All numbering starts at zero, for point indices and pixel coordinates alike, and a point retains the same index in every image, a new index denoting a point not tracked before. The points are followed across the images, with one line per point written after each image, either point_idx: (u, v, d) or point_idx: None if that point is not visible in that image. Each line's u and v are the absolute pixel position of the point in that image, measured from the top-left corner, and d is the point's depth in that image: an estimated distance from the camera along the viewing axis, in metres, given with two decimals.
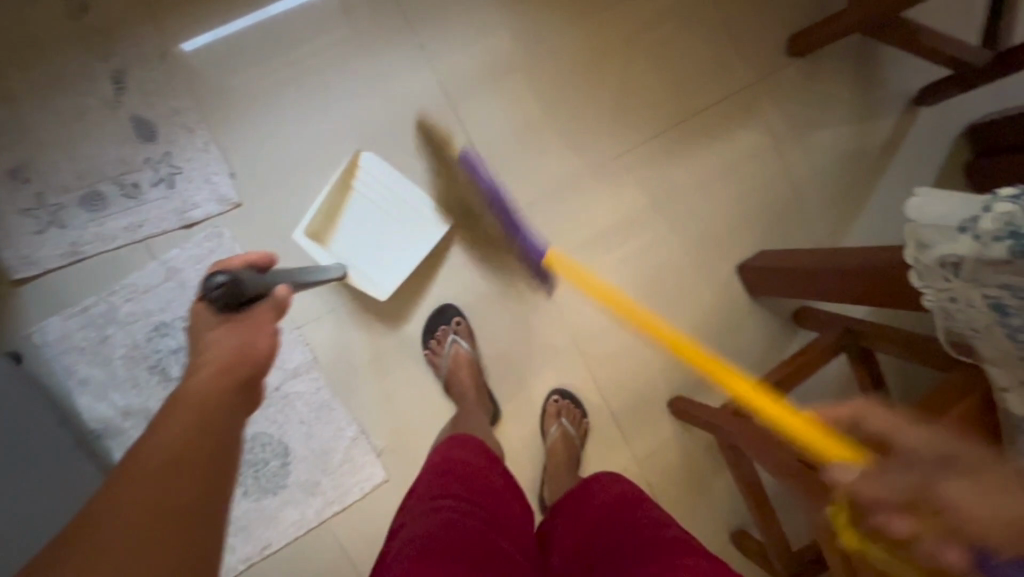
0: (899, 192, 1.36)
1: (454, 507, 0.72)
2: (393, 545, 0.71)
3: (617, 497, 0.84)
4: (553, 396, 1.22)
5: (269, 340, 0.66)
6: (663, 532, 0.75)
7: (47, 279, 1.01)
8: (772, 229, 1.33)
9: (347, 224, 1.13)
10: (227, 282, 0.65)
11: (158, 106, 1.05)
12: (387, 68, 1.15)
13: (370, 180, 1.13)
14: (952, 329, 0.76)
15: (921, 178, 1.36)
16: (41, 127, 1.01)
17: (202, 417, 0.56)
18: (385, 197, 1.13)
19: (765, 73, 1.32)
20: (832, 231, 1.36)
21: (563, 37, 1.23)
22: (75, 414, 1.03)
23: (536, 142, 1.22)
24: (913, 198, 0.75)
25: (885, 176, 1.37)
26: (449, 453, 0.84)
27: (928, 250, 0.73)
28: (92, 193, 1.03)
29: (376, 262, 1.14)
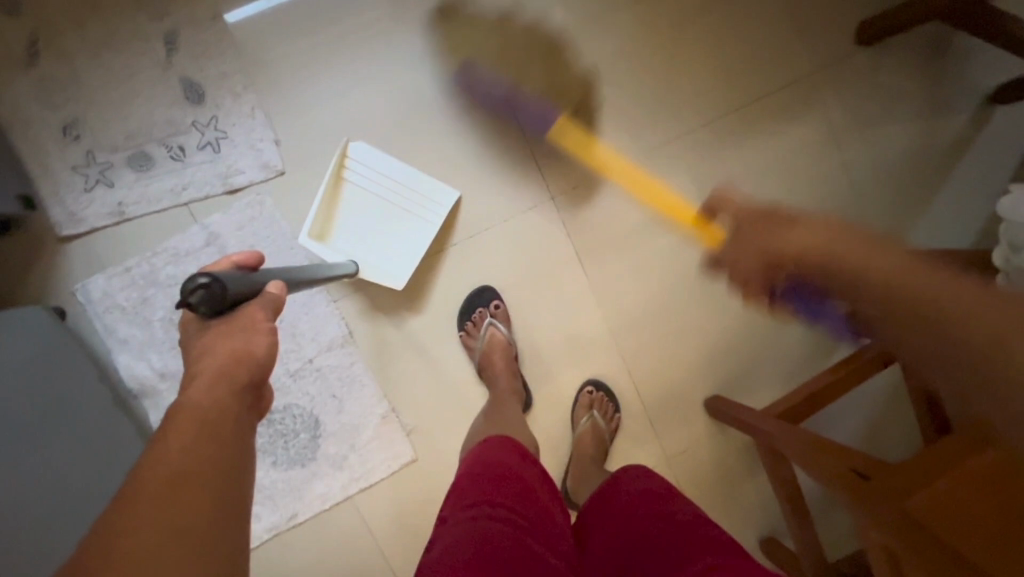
0: (967, 195, 1.28)
1: (495, 512, 0.70)
2: (431, 555, 0.68)
3: (657, 493, 0.80)
4: (586, 386, 1.19)
5: (265, 340, 0.61)
6: (707, 531, 0.72)
7: (93, 237, 1.02)
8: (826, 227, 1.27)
9: (346, 218, 1.10)
10: (214, 284, 0.60)
11: (208, 69, 1.04)
12: (437, 39, 1.12)
13: (362, 168, 1.08)
14: None
15: (991, 181, 1.28)
16: (93, 84, 1.01)
17: (203, 424, 0.52)
18: (376, 182, 1.09)
19: (831, 61, 1.25)
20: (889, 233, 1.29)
21: (618, 14, 1.18)
22: (114, 373, 1.03)
23: (584, 124, 1.18)
24: (1005, 196, 0.70)
25: (953, 177, 1.29)
26: (482, 455, 0.82)
27: (1020, 252, 0.67)
28: (139, 154, 1.03)
29: (385, 252, 1.11)
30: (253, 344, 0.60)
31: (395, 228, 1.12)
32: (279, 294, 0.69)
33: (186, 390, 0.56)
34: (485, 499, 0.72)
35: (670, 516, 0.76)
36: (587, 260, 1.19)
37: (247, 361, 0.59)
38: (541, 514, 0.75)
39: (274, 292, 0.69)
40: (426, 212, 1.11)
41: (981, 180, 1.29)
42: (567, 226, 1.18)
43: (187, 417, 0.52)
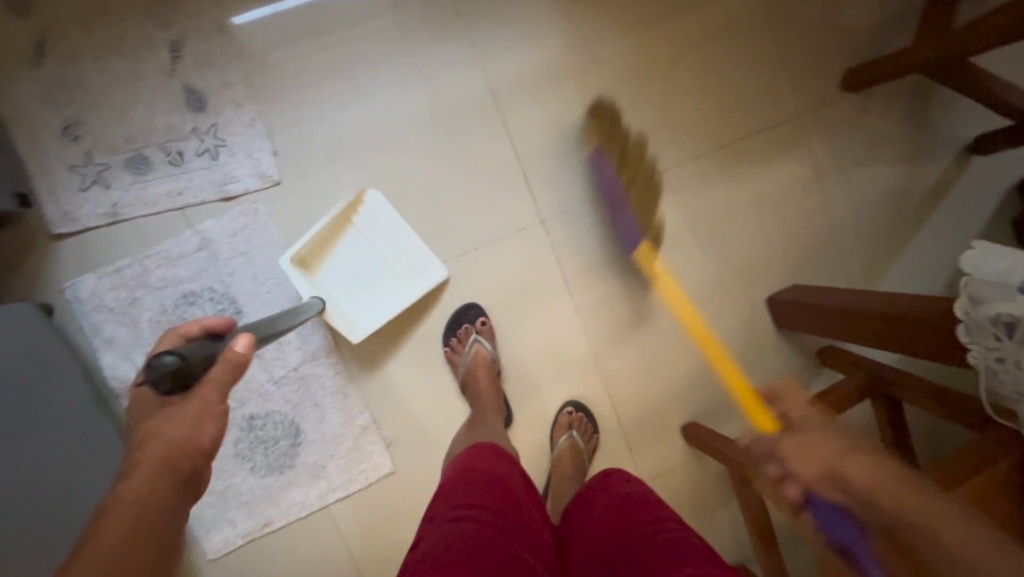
0: (942, 238, 1.33)
1: (478, 514, 0.72)
2: (415, 554, 0.70)
3: (628, 504, 0.82)
4: (566, 407, 1.21)
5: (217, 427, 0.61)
6: (678, 539, 0.73)
7: (85, 236, 1.03)
8: (806, 263, 1.31)
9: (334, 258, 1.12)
10: (174, 362, 0.59)
11: (211, 78, 1.06)
12: (438, 61, 1.15)
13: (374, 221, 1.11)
14: (995, 389, 0.74)
15: (966, 227, 1.33)
16: (96, 87, 1.03)
17: (144, 515, 0.53)
18: (378, 237, 1.12)
19: (818, 104, 1.29)
20: (866, 273, 1.33)
21: (615, 48, 1.22)
22: (97, 372, 1.04)
23: (578, 150, 1.21)
24: (968, 251, 0.74)
25: (931, 221, 1.34)
26: (469, 462, 0.83)
27: (979, 305, 0.70)
28: (136, 157, 1.04)
29: (362, 298, 1.13)
30: (200, 429, 0.60)
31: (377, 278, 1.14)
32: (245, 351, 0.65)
33: (132, 463, 0.57)
34: (468, 504, 0.73)
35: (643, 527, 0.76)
36: (574, 283, 1.21)
37: (191, 449, 0.59)
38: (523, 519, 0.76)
39: (233, 350, 0.64)
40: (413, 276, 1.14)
41: (955, 228, 1.34)
42: (556, 249, 1.20)
43: (128, 503, 0.54)
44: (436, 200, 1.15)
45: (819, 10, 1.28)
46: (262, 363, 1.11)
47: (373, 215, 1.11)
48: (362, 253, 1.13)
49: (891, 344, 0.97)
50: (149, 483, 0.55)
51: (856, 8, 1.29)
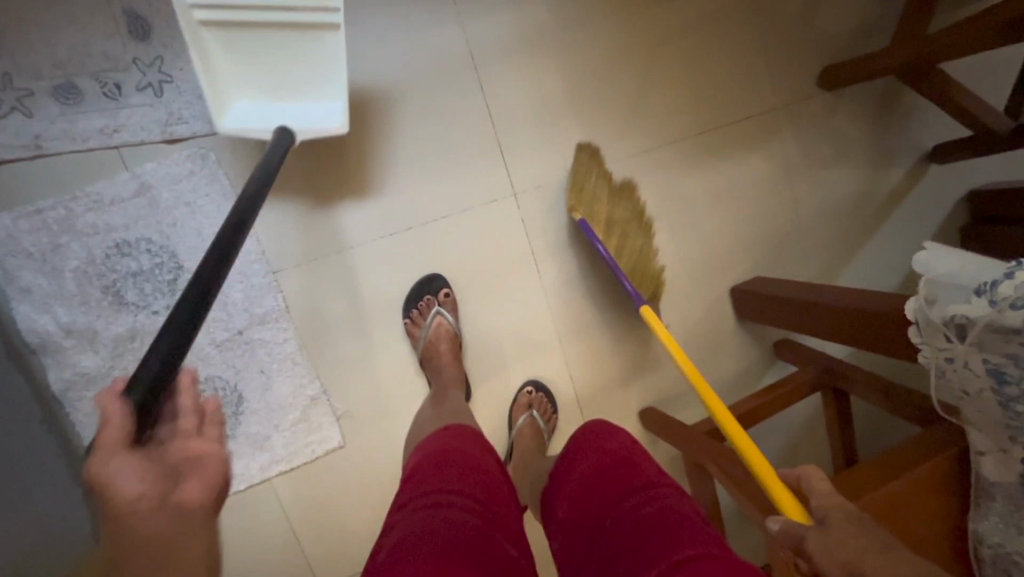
0: (895, 241, 1.39)
1: (453, 499, 0.68)
2: (385, 544, 0.65)
3: (610, 476, 0.80)
4: (527, 387, 1.18)
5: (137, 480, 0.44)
6: (664, 512, 0.71)
7: (1, 170, 0.91)
8: (771, 256, 1.33)
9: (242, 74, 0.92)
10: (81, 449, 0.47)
11: (158, 5, 0.94)
12: (415, 14, 1.07)
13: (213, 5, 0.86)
14: (942, 385, 0.75)
15: (916, 232, 1.39)
16: (18, 0, 0.89)
17: None
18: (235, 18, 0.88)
19: (795, 99, 1.30)
20: (825, 270, 1.37)
21: (598, 23, 1.18)
22: (11, 324, 0.93)
23: (556, 122, 1.17)
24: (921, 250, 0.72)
25: (888, 224, 1.39)
26: (442, 444, 0.80)
27: (934, 305, 0.71)
28: (66, 86, 0.91)
29: (305, 92, 0.95)
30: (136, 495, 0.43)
31: (311, 185, 1.05)
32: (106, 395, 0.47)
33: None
34: (442, 487, 0.70)
35: (630, 500, 0.74)
36: (543, 262, 1.18)
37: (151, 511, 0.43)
38: (503, 509, 0.72)
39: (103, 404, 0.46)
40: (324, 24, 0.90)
41: (909, 231, 1.40)
42: (526, 224, 1.16)
43: None
44: (405, 162, 1.09)
45: (802, 5, 1.28)
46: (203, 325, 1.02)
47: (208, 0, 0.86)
48: (266, 42, 0.92)
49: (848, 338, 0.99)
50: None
51: (836, 8, 1.30)
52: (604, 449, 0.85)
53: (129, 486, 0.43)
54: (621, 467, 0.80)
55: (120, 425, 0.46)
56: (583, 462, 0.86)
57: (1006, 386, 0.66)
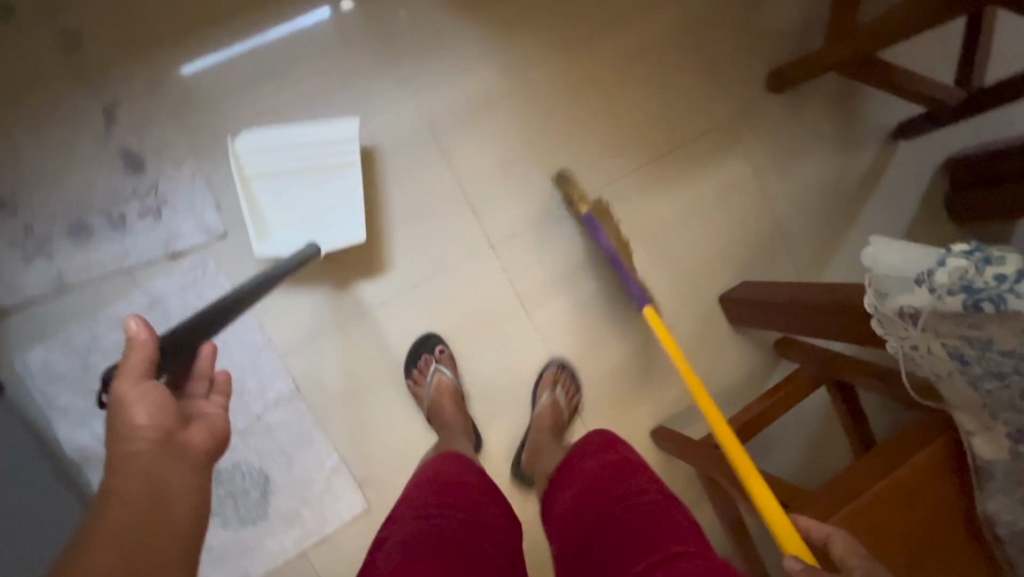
0: (877, 221, 1.40)
1: (448, 512, 0.74)
2: (379, 556, 0.70)
3: (610, 477, 0.85)
4: (554, 364, 1.23)
5: (151, 402, 0.59)
6: (648, 515, 0.77)
7: (32, 309, 1.02)
8: (755, 258, 1.35)
9: (283, 213, 1.10)
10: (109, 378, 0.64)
11: (148, 140, 1.06)
12: (374, 100, 1.18)
13: (260, 156, 1.07)
14: (914, 370, 0.77)
15: (896, 209, 1.41)
16: (30, 160, 1.02)
17: (147, 515, 0.53)
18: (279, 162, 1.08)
19: (748, 107, 1.35)
20: (813, 261, 1.38)
21: (545, 73, 1.26)
22: (56, 443, 1.03)
23: (521, 170, 1.24)
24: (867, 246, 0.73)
25: (866, 207, 1.40)
26: (439, 465, 0.85)
27: (886, 299, 0.72)
28: (78, 225, 1.03)
29: (331, 217, 1.12)
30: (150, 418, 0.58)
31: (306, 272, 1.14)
32: (139, 329, 0.63)
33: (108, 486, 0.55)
34: (437, 503, 0.75)
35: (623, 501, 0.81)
36: (530, 302, 1.23)
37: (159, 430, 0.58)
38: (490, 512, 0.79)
39: (129, 335, 0.61)
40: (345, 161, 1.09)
41: (891, 209, 1.41)
42: (508, 271, 1.23)
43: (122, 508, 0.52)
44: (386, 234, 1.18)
45: (740, 16, 1.33)
46: None
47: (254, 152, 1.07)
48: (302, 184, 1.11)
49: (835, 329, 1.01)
50: (139, 484, 0.54)
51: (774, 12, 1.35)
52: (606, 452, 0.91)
53: (142, 410, 0.58)
54: (621, 469, 0.86)
55: (141, 358, 0.62)
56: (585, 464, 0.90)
57: (970, 367, 0.68)
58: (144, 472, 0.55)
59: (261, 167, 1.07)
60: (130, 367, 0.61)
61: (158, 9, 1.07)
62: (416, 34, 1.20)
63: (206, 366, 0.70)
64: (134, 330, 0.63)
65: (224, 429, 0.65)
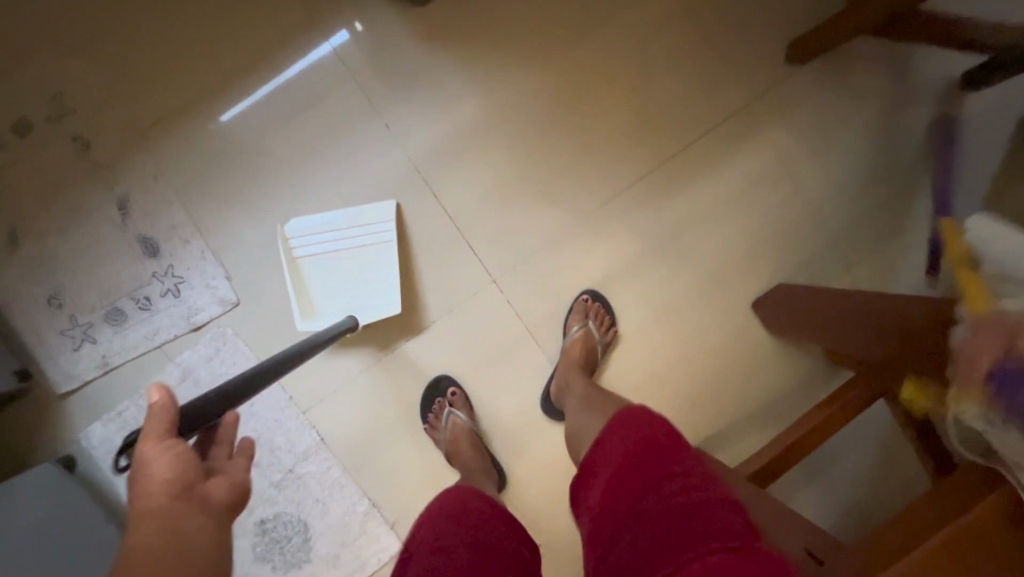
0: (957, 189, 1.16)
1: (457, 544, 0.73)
2: None
3: (652, 457, 0.76)
4: (584, 296, 1.17)
5: (167, 460, 0.54)
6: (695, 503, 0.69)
7: (85, 390, 1.13)
8: (798, 255, 1.19)
9: (325, 290, 1.16)
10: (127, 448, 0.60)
11: (160, 224, 1.13)
12: (359, 148, 1.16)
13: (307, 239, 1.14)
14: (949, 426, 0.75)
15: (980, 171, 1.15)
16: (64, 257, 1.12)
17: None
18: (324, 242, 1.15)
19: (765, 87, 1.19)
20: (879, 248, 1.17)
21: (530, 89, 1.19)
22: (122, 507, 1.14)
23: (516, 196, 1.19)
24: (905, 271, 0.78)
25: (936, 174, 1.17)
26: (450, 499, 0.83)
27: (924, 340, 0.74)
28: (112, 310, 1.13)
29: (366, 288, 1.16)
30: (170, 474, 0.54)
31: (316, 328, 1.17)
32: (164, 398, 0.57)
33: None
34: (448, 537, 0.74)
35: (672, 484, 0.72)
36: (541, 333, 1.19)
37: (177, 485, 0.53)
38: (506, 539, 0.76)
39: (152, 403, 0.56)
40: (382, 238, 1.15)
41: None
42: (514, 303, 1.18)
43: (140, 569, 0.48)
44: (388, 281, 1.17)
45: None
46: (261, 471, 1.17)
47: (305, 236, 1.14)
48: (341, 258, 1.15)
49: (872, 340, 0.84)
50: (158, 540, 0.49)
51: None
52: (643, 428, 0.81)
53: (159, 468, 0.54)
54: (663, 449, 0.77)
55: (157, 424, 0.56)
56: (613, 448, 0.81)
57: None
58: (166, 529, 0.50)
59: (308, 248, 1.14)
60: (148, 434, 0.56)
61: (150, 98, 1.12)
62: (393, 75, 1.17)
63: (230, 430, 0.63)
64: (155, 400, 0.57)
65: (247, 485, 0.59)
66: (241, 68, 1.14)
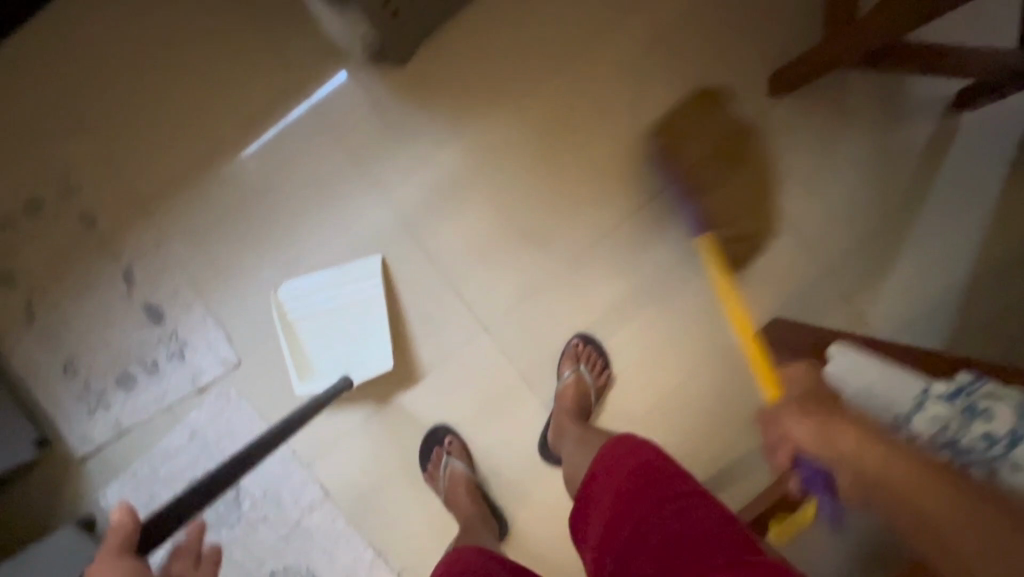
0: (949, 215, 1.15)
1: None
2: None
3: (647, 487, 0.77)
4: (575, 339, 1.17)
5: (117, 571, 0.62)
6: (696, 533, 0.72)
7: (101, 452, 1.18)
8: (794, 290, 1.17)
9: (320, 347, 1.18)
10: None
11: (163, 291, 1.18)
12: (347, 206, 1.19)
13: (298, 300, 1.17)
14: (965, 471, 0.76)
15: (973, 197, 1.15)
16: (76, 328, 1.17)
17: None
18: (312, 302, 1.17)
19: (750, 119, 1.18)
20: (875, 280, 1.15)
21: (512, 136, 1.20)
22: None
23: (504, 243, 1.19)
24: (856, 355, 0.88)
25: (930, 201, 1.15)
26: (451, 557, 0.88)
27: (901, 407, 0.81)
28: (123, 375, 1.18)
29: (358, 345, 1.18)
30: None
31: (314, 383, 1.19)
32: (124, 516, 0.67)
33: None
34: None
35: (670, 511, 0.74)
36: (535, 378, 1.19)
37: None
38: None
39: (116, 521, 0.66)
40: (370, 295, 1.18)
41: (967, 199, 1.16)
42: (507, 350, 1.19)
43: None
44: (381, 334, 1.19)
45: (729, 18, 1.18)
46: (269, 524, 1.20)
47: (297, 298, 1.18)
48: (330, 318, 1.18)
49: (872, 379, 0.83)
50: None
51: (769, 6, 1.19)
52: (631, 456, 0.81)
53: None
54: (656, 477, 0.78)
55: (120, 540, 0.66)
56: (608, 477, 0.82)
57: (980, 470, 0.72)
58: None
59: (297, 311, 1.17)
60: (107, 549, 0.65)
61: (148, 172, 1.18)
62: (376, 132, 1.20)
63: (193, 543, 0.70)
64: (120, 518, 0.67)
65: None
66: (233, 137, 1.19)
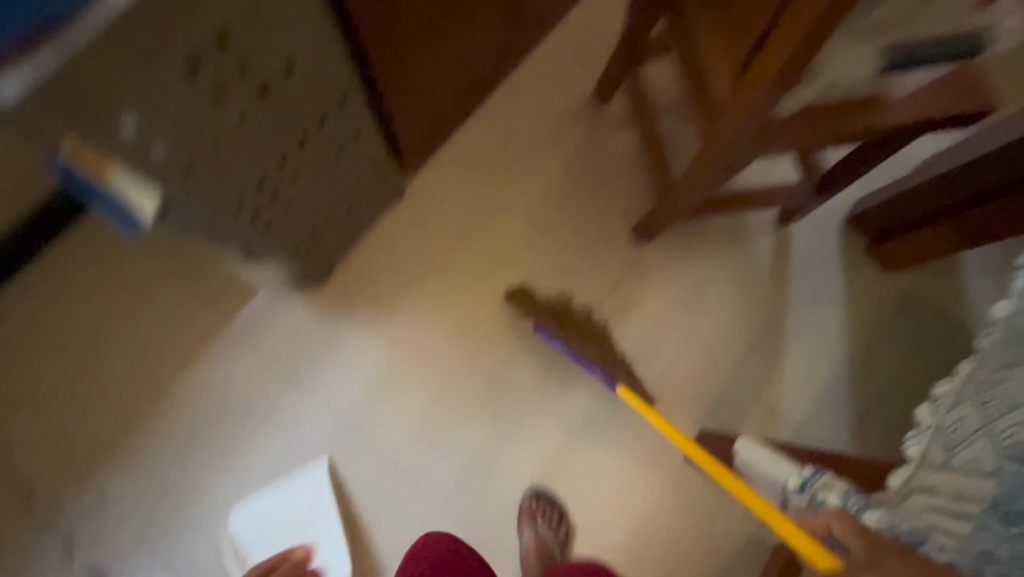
0: (806, 312, 1.37)
1: None
2: None
3: None
4: (529, 496, 1.23)
5: None
6: None
7: None
8: (702, 405, 1.33)
9: None
10: None
11: (109, 550, 1.17)
12: (286, 421, 1.25)
13: (250, 526, 1.20)
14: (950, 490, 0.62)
15: (818, 293, 1.38)
16: None
17: None
18: (265, 525, 1.21)
19: (628, 266, 1.38)
20: (764, 372, 1.35)
21: (429, 322, 1.32)
22: None
23: (441, 421, 1.27)
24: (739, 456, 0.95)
25: (789, 304, 1.37)
26: None
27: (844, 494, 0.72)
28: None
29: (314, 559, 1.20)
30: None
31: None
32: None
33: None
34: None
35: None
36: (495, 546, 1.23)
37: None
38: None
39: None
40: (321, 505, 1.21)
41: (815, 294, 1.38)
42: (463, 525, 1.23)
43: None
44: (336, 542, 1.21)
45: (588, 190, 1.42)
46: None
47: (249, 523, 1.20)
48: (284, 537, 1.21)
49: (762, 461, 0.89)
50: None
51: (617, 169, 1.43)
52: None
53: None
54: None
55: None
56: None
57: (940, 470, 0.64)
58: None
59: (250, 538, 1.19)
60: None
61: (82, 433, 1.21)
62: (302, 344, 1.29)
63: None
64: None
65: None
66: (164, 380, 1.25)
